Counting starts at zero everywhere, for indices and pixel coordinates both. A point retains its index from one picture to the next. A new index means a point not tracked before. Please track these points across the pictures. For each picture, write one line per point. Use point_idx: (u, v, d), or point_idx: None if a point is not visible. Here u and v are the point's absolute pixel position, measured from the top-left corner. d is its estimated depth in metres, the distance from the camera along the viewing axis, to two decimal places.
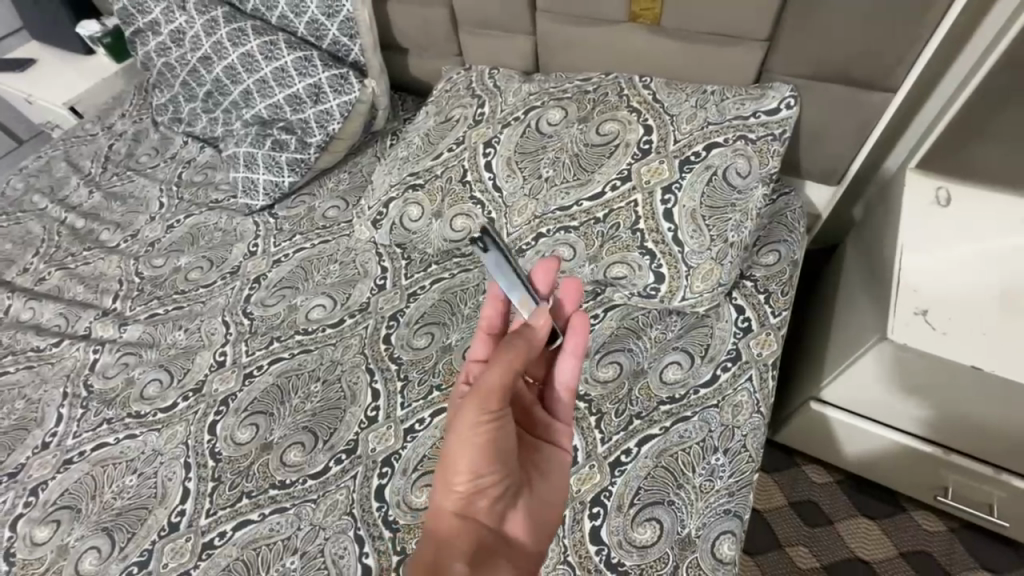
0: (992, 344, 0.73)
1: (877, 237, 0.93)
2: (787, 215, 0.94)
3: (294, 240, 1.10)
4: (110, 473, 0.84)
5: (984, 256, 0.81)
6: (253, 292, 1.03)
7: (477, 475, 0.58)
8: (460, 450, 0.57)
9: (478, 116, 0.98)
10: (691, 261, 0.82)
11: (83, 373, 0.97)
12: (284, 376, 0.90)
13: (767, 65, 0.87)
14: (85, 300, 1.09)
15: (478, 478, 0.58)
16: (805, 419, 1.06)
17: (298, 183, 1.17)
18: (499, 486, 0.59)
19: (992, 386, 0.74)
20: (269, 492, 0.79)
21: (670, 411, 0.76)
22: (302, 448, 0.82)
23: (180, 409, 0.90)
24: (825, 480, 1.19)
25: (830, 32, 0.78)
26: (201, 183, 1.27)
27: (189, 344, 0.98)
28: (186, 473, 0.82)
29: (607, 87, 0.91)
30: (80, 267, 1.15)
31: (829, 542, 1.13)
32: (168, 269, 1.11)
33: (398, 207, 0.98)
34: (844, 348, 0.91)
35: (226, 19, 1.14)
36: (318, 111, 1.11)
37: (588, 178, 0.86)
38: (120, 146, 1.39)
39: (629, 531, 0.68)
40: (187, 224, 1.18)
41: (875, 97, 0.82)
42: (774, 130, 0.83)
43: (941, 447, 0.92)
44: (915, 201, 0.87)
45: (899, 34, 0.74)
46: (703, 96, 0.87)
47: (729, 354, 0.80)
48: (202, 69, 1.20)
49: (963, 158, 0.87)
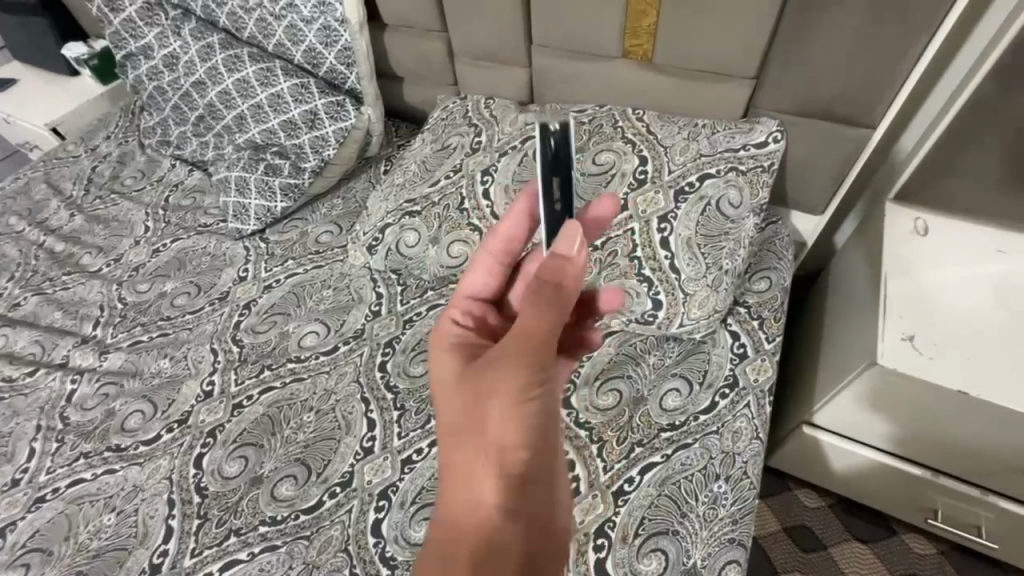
0: (974, 369, 0.76)
1: (860, 264, 0.97)
2: (776, 243, 0.97)
3: (286, 265, 1.08)
4: (87, 512, 0.80)
5: (961, 284, 0.85)
6: (243, 318, 1.01)
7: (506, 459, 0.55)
8: (490, 428, 0.54)
9: (475, 145, 1.00)
10: (687, 288, 0.83)
11: (59, 405, 0.93)
12: (276, 406, 0.87)
13: (755, 101, 0.91)
14: (62, 327, 1.05)
15: (509, 467, 0.55)
16: (796, 443, 1.07)
17: (291, 208, 1.16)
18: (534, 473, 0.56)
19: (976, 410, 0.77)
20: (259, 529, 0.76)
21: (671, 438, 0.77)
22: (295, 481, 0.79)
23: (163, 441, 0.86)
24: (818, 503, 1.20)
25: (813, 72, 0.82)
26: (189, 207, 1.24)
27: (174, 372, 0.94)
28: (169, 511, 0.79)
29: (602, 119, 0.94)
30: (58, 292, 1.11)
31: (823, 567, 1.13)
32: (153, 294, 1.08)
33: (394, 233, 0.97)
34: (834, 372, 0.93)
35: (222, 45, 1.14)
36: (314, 137, 1.11)
37: (585, 206, 0.88)
38: (104, 168, 1.36)
39: (634, 562, 0.67)
40: (174, 249, 1.16)
41: (857, 132, 0.86)
42: (763, 162, 0.86)
43: (929, 470, 0.94)
44: (894, 232, 0.91)
45: (877, 77, 0.78)
46: (694, 129, 0.90)
47: (727, 380, 0.81)
48: (195, 94, 1.19)
49: (938, 191, 0.91)
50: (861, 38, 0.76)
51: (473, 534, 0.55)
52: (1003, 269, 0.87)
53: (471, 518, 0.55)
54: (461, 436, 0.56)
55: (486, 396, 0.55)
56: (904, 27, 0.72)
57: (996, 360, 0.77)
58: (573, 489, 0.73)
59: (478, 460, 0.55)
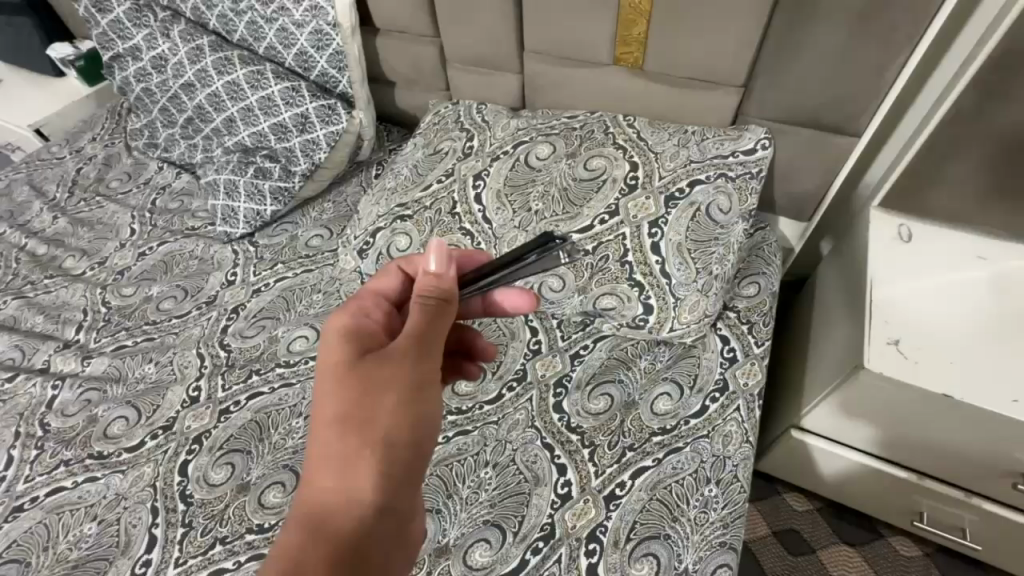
0: (957, 372, 0.78)
1: (846, 270, 0.99)
2: (764, 248, 0.98)
3: (276, 269, 1.07)
4: (67, 521, 0.78)
5: (944, 290, 0.87)
6: (231, 322, 0.99)
7: (389, 440, 0.50)
8: (377, 405, 0.51)
9: (467, 149, 1.00)
10: (678, 293, 0.84)
11: (39, 411, 0.91)
12: (264, 411, 0.86)
13: (743, 109, 0.93)
14: (44, 331, 1.02)
15: (388, 449, 0.50)
16: (785, 447, 1.08)
17: (280, 212, 1.15)
18: (412, 461, 0.52)
19: (961, 414, 0.78)
20: (245, 537, 0.74)
21: (662, 442, 0.77)
22: (283, 488, 0.78)
23: (147, 448, 0.84)
24: (806, 507, 1.21)
25: (800, 81, 0.84)
26: (176, 210, 1.23)
27: (159, 378, 0.93)
28: (153, 519, 0.77)
29: (593, 125, 0.95)
30: (40, 296, 1.08)
31: (812, 571, 1.13)
32: (138, 298, 1.06)
33: (385, 237, 0.97)
34: (821, 377, 0.94)
35: (212, 47, 1.13)
36: (304, 141, 1.11)
37: (577, 212, 0.88)
38: (89, 170, 1.34)
39: (626, 567, 0.67)
40: (160, 252, 1.14)
41: (842, 140, 0.88)
42: (752, 169, 0.87)
43: (914, 473, 0.95)
44: (879, 239, 0.93)
45: (862, 86, 0.80)
46: (684, 135, 0.91)
47: (717, 384, 0.82)
48: (184, 96, 1.18)
49: (921, 199, 0.93)
50: (846, 49, 0.78)
51: (335, 532, 0.48)
52: (984, 274, 0.89)
53: (339, 506, 0.48)
54: (337, 413, 0.51)
55: (377, 373, 0.52)
56: (888, 39, 0.74)
57: (978, 364, 0.78)
58: (564, 493, 0.73)
59: (356, 437, 0.50)
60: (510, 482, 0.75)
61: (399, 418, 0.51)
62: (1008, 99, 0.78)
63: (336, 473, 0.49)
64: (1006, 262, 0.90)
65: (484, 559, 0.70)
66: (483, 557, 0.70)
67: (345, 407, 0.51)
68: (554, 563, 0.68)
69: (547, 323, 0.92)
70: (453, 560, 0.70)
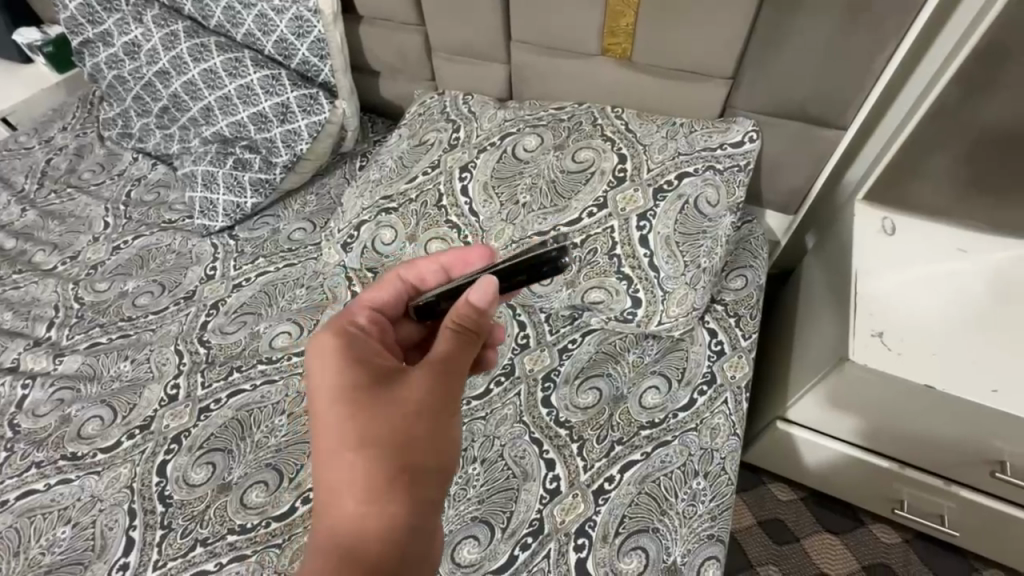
0: (939, 363, 0.79)
1: (831, 263, 0.99)
2: (751, 241, 0.98)
3: (256, 263, 1.04)
4: (39, 525, 0.75)
5: (925, 282, 0.88)
6: (210, 318, 0.96)
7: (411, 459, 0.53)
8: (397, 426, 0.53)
9: (453, 141, 0.98)
10: (666, 286, 0.83)
11: (9, 412, 0.87)
12: (245, 409, 0.84)
13: (731, 100, 0.92)
14: (13, 329, 0.98)
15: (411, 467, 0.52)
16: (771, 439, 1.09)
17: (261, 204, 1.12)
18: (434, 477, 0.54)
19: (941, 405, 0.79)
20: (227, 538, 0.72)
21: (651, 436, 0.77)
22: (266, 487, 0.76)
23: (124, 449, 0.81)
24: (790, 497, 1.23)
25: (787, 73, 0.84)
26: (152, 203, 1.19)
27: (136, 376, 0.90)
28: (130, 522, 0.75)
29: (581, 116, 0.93)
30: (8, 292, 1.04)
31: (796, 560, 1.15)
32: (112, 294, 1.03)
33: (370, 231, 0.95)
34: (806, 369, 0.95)
35: (187, 33, 1.09)
36: (285, 131, 1.08)
37: (564, 204, 0.87)
38: (60, 161, 1.29)
39: (615, 561, 0.67)
40: (136, 246, 1.10)
41: (828, 133, 0.88)
42: (739, 162, 0.87)
43: (896, 462, 0.97)
44: (863, 232, 0.93)
45: (848, 78, 0.80)
46: (672, 127, 0.90)
47: (705, 377, 0.82)
48: (158, 84, 1.14)
49: (905, 192, 0.94)
50: (834, 41, 0.77)
51: (365, 555, 0.50)
52: (964, 267, 0.90)
53: (368, 528, 0.50)
54: (354, 437, 0.53)
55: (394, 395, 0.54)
56: (876, 31, 0.74)
57: (959, 355, 0.79)
58: (553, 488, 0.73)
59: (378, 459, 0.52)
60: (498, 478, 0.74)
61: (420, 436, 0.53)
62: (991, 93, 0.78)
63: (358, 498, 0.51)
64: (985, 255, 0.91)
65: (472, 556, 0.69)
66: (471, 554, 0.69)
67: (361, 429, 0.53)
68: (543, 559, 0.68)
69: (535, 318, 0.91)
70: (440, 557, 0.69)
